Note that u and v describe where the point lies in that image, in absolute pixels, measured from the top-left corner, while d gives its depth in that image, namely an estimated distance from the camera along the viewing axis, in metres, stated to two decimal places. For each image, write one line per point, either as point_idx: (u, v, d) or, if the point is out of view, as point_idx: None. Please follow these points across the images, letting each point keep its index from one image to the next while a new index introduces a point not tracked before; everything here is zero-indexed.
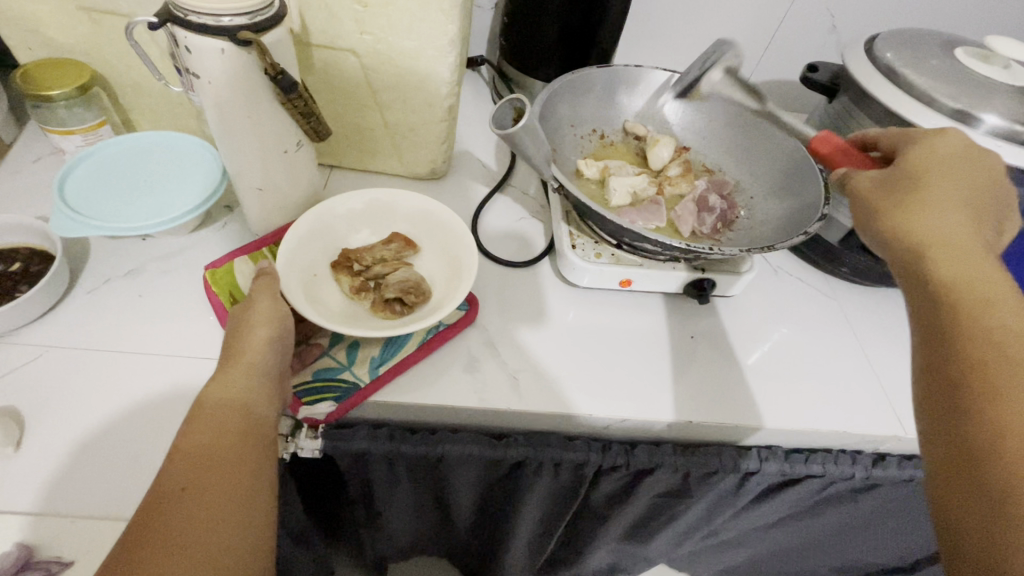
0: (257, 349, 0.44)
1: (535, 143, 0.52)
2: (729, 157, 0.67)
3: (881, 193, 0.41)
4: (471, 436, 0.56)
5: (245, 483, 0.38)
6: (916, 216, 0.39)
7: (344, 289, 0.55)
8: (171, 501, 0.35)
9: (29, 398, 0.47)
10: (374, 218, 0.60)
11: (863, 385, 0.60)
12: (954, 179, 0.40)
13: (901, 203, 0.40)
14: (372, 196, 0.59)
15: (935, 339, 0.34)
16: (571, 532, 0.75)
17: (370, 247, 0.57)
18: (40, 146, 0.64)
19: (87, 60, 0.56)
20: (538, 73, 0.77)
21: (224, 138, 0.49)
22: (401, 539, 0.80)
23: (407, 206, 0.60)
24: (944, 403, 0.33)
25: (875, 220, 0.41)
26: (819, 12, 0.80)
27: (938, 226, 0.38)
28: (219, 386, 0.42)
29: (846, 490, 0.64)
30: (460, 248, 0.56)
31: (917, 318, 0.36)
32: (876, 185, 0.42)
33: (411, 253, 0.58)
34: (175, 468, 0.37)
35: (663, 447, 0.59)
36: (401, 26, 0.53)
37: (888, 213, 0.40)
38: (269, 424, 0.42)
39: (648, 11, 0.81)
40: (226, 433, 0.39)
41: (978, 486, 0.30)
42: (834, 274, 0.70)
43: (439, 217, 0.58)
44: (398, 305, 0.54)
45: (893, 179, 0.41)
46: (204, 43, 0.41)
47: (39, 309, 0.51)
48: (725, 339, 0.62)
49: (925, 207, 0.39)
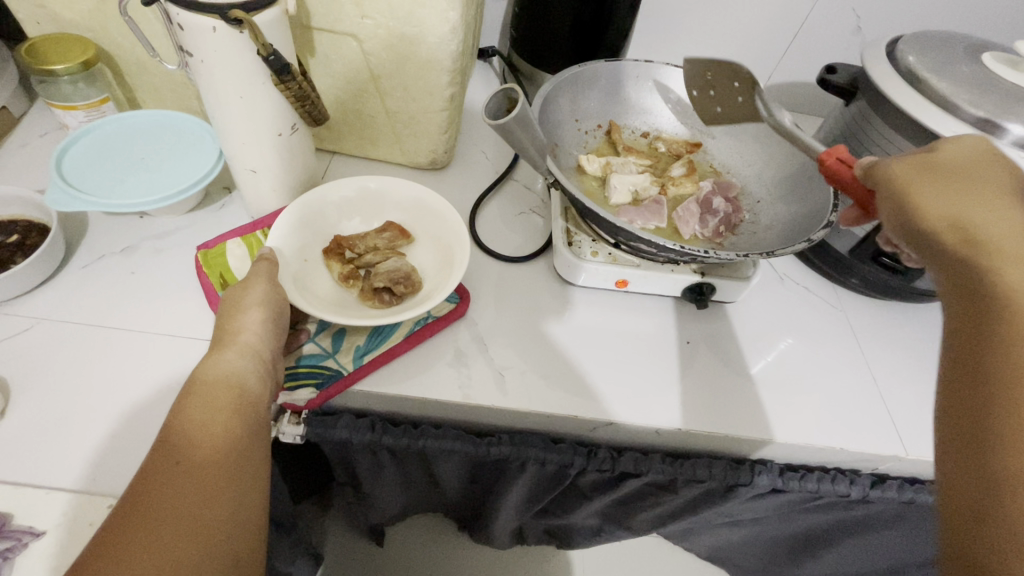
0: (252, 330, 0.44)
1: (530, 135, 0.51)
2: (737, 158, 0.65)
3: (917, 176, 0.37)
4: (453, 432, 0.55)
5: (237, 460, 0.38)
6: (955, 206, 0.34)
7: (334, 276, 0.55)
8: (165, 471, 0.35)
9: (17, 368, 0.48)
10: (368, 205, 0.59)
11: (865, 401, 0.58)
12: (984, 171, 0.36)
13: (938, 194, 0.35)
14: (365, 183, 0.58)
15: (974, 348, 0.31)
16: (555, 498, 0.71)
17: (364, 235, 0.57)
18: (47, 121, 0.65)
19: (92, 37, 0.57)
20: (547, 65, 0.76)
21: (219, 118, 0.49)
22: (389, 512, 0.80)
23: (402, 194, 0.59)
24: (967, 418, 0.30)
25: (904, 208, 0.37)
26: (843, 11, 0.77)
27: (998, 221, 0.33)
28: (216, 364, 0.42)
29: (842, 503, 0.62)
30: (453, 239, 0.55)
31: (959, 322, 0.32)
32: (907, 172, 0.37)
33: (405, 243, 0.58)
34: (170, 439, 0.37)
35: (652, 456, 0.58)
36: (401, 11, 0.52)
37: (921, 204, 0.36)
38: (265, 402, 0.42)
39: (664, 6, 0.79)
40: (219, 409, 0.39)
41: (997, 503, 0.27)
42: (844, 285, 0.67)
43: (433, 206, 0.57)
44: (387, 294, 0.53)
45: (923, 168, 0.37)
46: (196, 21, 0.41)
47: (32, 281, 0.51)
48: (725, 346, 0.60)
49: (964, 195, 0.35)
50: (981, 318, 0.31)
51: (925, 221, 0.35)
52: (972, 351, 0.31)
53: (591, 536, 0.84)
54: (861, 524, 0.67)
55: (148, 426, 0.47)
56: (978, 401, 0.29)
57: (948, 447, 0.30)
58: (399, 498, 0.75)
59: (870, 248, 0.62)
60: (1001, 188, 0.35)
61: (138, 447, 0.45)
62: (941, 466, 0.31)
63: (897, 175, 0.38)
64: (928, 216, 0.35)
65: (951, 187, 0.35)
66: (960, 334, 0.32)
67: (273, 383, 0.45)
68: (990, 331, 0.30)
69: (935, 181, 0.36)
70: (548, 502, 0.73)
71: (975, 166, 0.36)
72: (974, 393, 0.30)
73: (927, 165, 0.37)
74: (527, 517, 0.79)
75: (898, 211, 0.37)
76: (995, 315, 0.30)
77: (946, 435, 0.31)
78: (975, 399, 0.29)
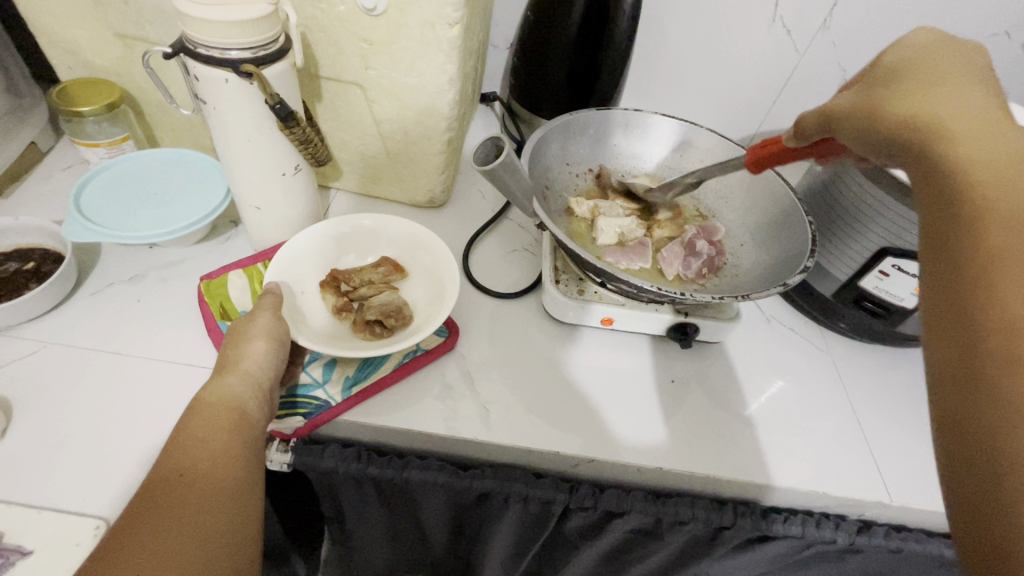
0: (252, 356, 0.46)
1: (516, 179, 0.53)
2: (723, 204, 0.67)
3: (867, 94, 0.39)
4: (437, 464, 0.56)
5: (238, 478, 0.39)
6: (916, 102, 0.35)
7: (328, 307, 0.57)
8: (170, 485, 0.37)
9: (22, 390, 0.50)
10: (364, 241, 0.62)
11: (848, 442, 0.58)
12: (925, 60, 0.38)
13: (890, 92, 0.37)
14: (359, 221, 0.62)
15: (940, 252, 0.31)
16: (542, 551, 0.70)
17: (360, 270, 0.59)
18: (71, 156, 0.69)
19: (119, 81, 0.61)
20: (543, 112, 0.80)
21: (228, 159, 0.52)
22: (376, 561, 0.79)
23: (397, 231, 0.61)
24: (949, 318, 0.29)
25: (868, 121, 0.37)
26: (828, 65, 0.81)
27: (960, 107, 0.33)
28: (215, 386, 0.44)
29: (832, 553, 0.61)
30: (445, 275, 0.57)
31: (930, 240, 0.32)
32: (851, 96, 0.40)
33: (398, 278, 0.60)
34: (172, 456, 0.38)
35: (633, 493, 0.58)
36: (402, 63, 0.56)
37: (880, 107, 0.37)
38: (261, 424, 0.44)
39: (656, 58, 0.84)
40: (218, 428, 0.41)
41: (980, 396, 0.27)
42: (831, 329, 0.68)
43: (427, 243, 0.60)
44: (378, 326, 0.55)
45: (867, 87, 0.39)
46: (212, 73, 0.45)
47: (44, 305, 0.54)
48: (709, 384, 0.61)
49: (930, 91, 0.35)
50: (948, 218, 0.31)
51: (880, 122, 0.36)
52: (951, 276, 0.29)
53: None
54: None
55: (141, 450, 0.48)
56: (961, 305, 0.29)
57: (942, 373, 0.29)
58: (386, 546, 0.75)
59: (853, 293, 0.62)
60: (957, 76, 0.36)
61: (129, 471, 0.47)
62: (933, 404, 0.30)
63: (850, 98, 0.40)
64: (883, 119, 0.36)
65: (897, 82, 0.37)
66: (932, 244, 0.31)
67: (271, 409, 0.47)
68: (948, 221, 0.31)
69: (891, 89, 0.37)
70: (536, 557, 0.72)
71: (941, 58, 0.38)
72: (962, 309, 0.29)
73: (873, 81, 0.39)
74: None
75: (856, 128, 0.38)
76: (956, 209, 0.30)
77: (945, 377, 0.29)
78: (956, 293, 0.29)
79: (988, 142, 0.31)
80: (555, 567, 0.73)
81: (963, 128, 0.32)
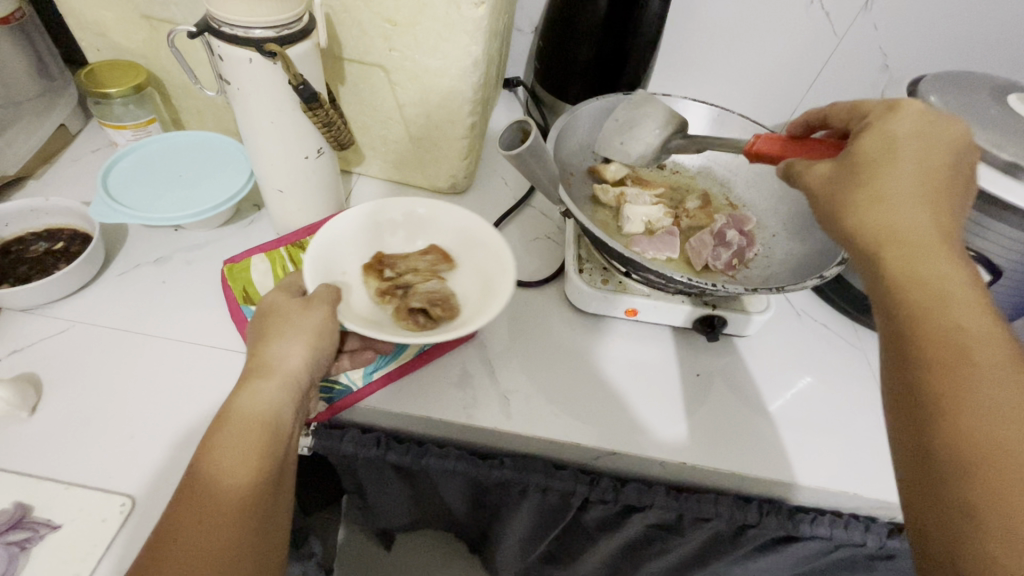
0: (293, 356, 0.43)
1: (541, 164, 0.52)
2: (755, 193, 0.65)
3: (825, 183, 0.40)
4: (455, 452, 0.56)
5: (259, 510, 0.38)
6: (866, 209, 0.36)
7: (369, 292, 0.53)
8: (190, 527, 0.36)
9: (51, 368, 0.51)
10: (411, 226, 0.58)
11: (881, 444, 0.56)
12: (890, 148, 0.38)
13: (845, 194, 0.38)
14: (413, 207, 0.58)
15: (897, 356, 0.33)
16: (559, 538, 0.70)
17: (405, 256, 0.56)
18: (100, 139, 0.70)
19: (145, 63, 0.62)
20: (568, 97, 0.78)
21: (251, 141, 0.52)
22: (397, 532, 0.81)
23: (449, 220, 0.57)
24: (910, 419, 0.31)
25: (830, 215, 0.38)
26: (868, 49, 0.77)
27: (904, 219, 0.35)
28: (250, 395, 0.41)
29: (861, 558, 0.59)
30: (498, 267, 0.52)
31: (888, 341, 0.34)
32: (822, 175, 0.40)
33: (446, 267, 0.56)
34: (199, 491, 0.37)
35: (655, 487, 0.56)
36: (425, 44, 0.54)
37: (837, 206, 0.38)
38: (294, 437, 0.43)
39: (688, 43, 0.81)
40: (251, 453, 0.39)
41: (942, 499, 0.29)
42: (865, 325, 0.66)
43: (482, 233, 0.56)
44: (421, 315, 0.51)
45: (834, 172, 0.40)
46: (235, 53, 0.44)
47: (73, 284, 0.55)
48: (736, 380, 0.59)
49: (886, 194, 0.36)
50: (901, 325, 0.33)
51: (839, 219, 0.37)
52: (907, 379, 0.32)
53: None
54: None
55: (165, 430, 0.48)
56: (919, 408, 0.31)
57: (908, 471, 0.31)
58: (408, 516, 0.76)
59: None
60: (914, 175, 0.36)
61: (154, 449, 0.47)
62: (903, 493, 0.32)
63: (821, 179, 0.40)
64: (842, 217, 0.37)
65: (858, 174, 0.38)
66: (891, 347, 0.33)
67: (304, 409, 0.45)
68: (895, 329, 0.33)
69: (851, 186, 0.38)
70: (553, 545, 0.72)
71: (906, 147, 0.37)
72: (921, 415, 0.31)
73: (839, 169, 0.39)
74: (533, 563, 0.80)
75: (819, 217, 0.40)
76: (904, 316, 0.33)
77: (909, 470, 0.31)
78: (917, 397, 0.31)
79: (922, 262, 0.33)
80: (572, 556, 0.73)
81: (910, 245, 0.34)
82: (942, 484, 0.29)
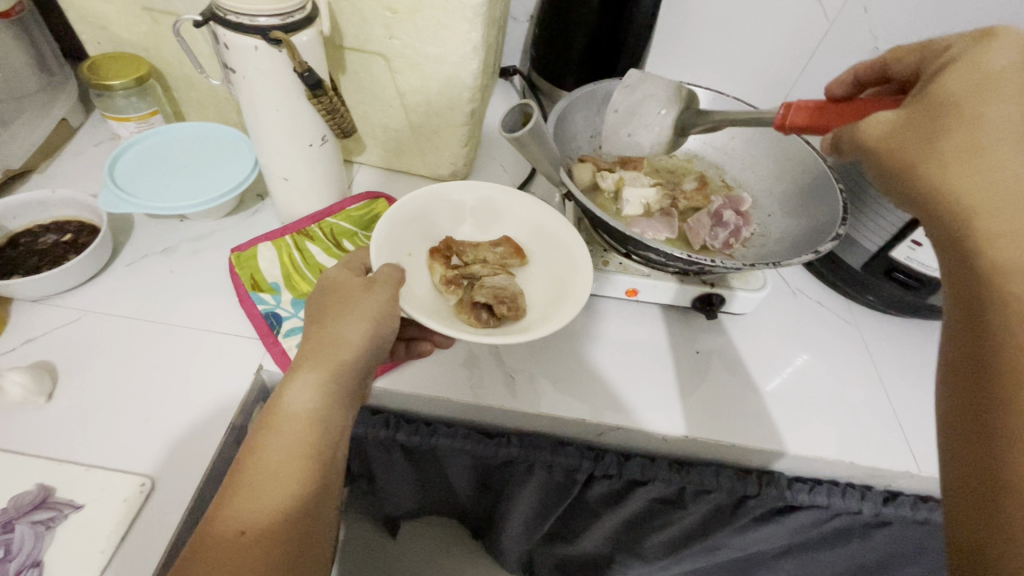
0: (342, 353, 0.42)
1: (542, 147, 0.53)
2: (749, 174, 0.67)
3: (904, 133, 0.32)
4: (463, 431, 0.57)
5: (298, 518, 0.38)
6: (957, 169, 0.29)
7: (434, 277, 0.53)
8: (231, 534, 0.36)
9: (65, 356, 0.52)
10: (483, 213, 0.58)
11: (874, 415, 0.58)
12: (984, 86, 0.31)
13: (928, 150, 0.31)
14: (490, 198, 0.58)
15: (968, 349, 0.28)
16: (564, 516, 0.71)
17: (476, 245, 0.55)
18: (102, 132, 0.71)
19: (146, 55, 0.62)
20: (565, 84, 0.79)
21: (256, 129, 0.53)
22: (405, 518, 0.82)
23: (524, 214, 0.57)
24: (971, 419, 0.28)
25: (913, 173, 0.31)
26: (858, 32, 0.78)
27: (1006, 180, 0.28)
28: (296, 395, 0.41)
29: (857, 526, 0.61)
30: (573, 274, 0.51)
31: (962, 329, 0.29)
32: (903, 119, 0.32)
33: (516, 263, 0.55)
34: (242, 495, 0.37)
35: (658, 461, 0.58)
36: (425, 31, 0.55)
37: (920, 163, 0.31)
38: (339, 439, 0.42)
39: (682, 28, 0.82)
40: (294, 458, 0.39)
41: (995, 513, 0.26)
42: (860, 302, 0.67)
43: (560, 235, 0.55)
44: (485, 311, 0.50)
45: (916, 115, 0.32)
46: (241, 41, 0.45)
47: (84, 274, 0.55)
48: (733, 356, 0.61)
49: (982, 150, 0.29)
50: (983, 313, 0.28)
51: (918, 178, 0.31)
52: (979, 376, 0.27)
53: (604, 570, 0.83)
54: (880, 552, 0.66)
55: (180, 413, 0.49)
56: (989, 411, 0.27)
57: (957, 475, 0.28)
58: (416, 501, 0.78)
59: (883, 263, 0.62)
60: (1013, 121, 0.29)
61: (169, 432, 0.48)
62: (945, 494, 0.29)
63: (894, 127, 0.33)
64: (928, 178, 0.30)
65: (940, 123, 0.31)
66: (965, 337, 0.29)
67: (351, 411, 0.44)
68: (981, 317, 0.28)
69: (928, 138, 0.31)
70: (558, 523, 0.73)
71: (999, 87, 0.30)
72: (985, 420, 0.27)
73: (915, 114, 0.32)
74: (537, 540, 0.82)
75: (891, 172, 0.33)
76: (989, 304, 0.28)
77: (956, 472, 0.28)
78: (987, 398, 0.27)
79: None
80: (577, 533, 0.74)
81: (1011, 214, 0.28)
82: (1000, 497, 0.26)
